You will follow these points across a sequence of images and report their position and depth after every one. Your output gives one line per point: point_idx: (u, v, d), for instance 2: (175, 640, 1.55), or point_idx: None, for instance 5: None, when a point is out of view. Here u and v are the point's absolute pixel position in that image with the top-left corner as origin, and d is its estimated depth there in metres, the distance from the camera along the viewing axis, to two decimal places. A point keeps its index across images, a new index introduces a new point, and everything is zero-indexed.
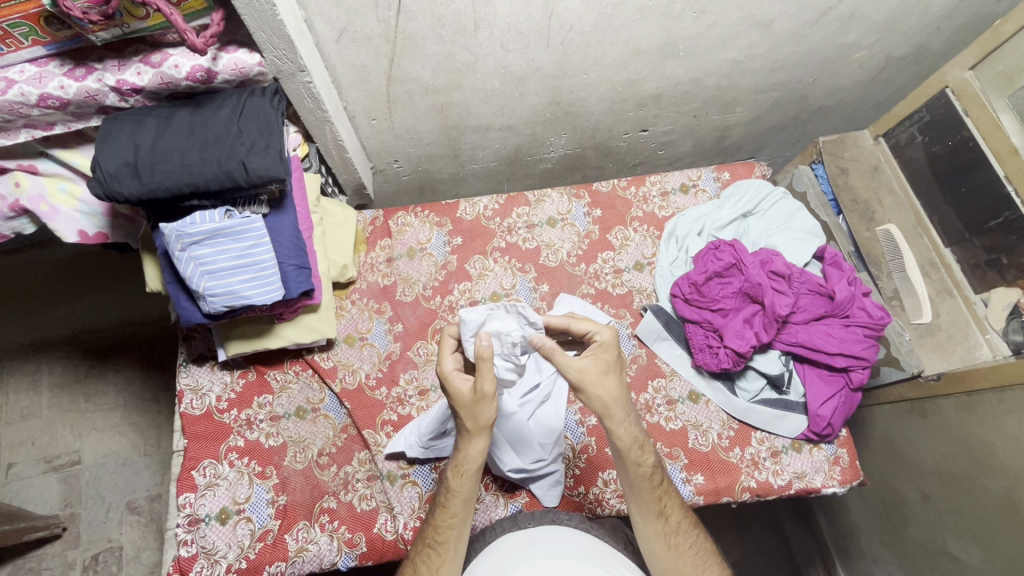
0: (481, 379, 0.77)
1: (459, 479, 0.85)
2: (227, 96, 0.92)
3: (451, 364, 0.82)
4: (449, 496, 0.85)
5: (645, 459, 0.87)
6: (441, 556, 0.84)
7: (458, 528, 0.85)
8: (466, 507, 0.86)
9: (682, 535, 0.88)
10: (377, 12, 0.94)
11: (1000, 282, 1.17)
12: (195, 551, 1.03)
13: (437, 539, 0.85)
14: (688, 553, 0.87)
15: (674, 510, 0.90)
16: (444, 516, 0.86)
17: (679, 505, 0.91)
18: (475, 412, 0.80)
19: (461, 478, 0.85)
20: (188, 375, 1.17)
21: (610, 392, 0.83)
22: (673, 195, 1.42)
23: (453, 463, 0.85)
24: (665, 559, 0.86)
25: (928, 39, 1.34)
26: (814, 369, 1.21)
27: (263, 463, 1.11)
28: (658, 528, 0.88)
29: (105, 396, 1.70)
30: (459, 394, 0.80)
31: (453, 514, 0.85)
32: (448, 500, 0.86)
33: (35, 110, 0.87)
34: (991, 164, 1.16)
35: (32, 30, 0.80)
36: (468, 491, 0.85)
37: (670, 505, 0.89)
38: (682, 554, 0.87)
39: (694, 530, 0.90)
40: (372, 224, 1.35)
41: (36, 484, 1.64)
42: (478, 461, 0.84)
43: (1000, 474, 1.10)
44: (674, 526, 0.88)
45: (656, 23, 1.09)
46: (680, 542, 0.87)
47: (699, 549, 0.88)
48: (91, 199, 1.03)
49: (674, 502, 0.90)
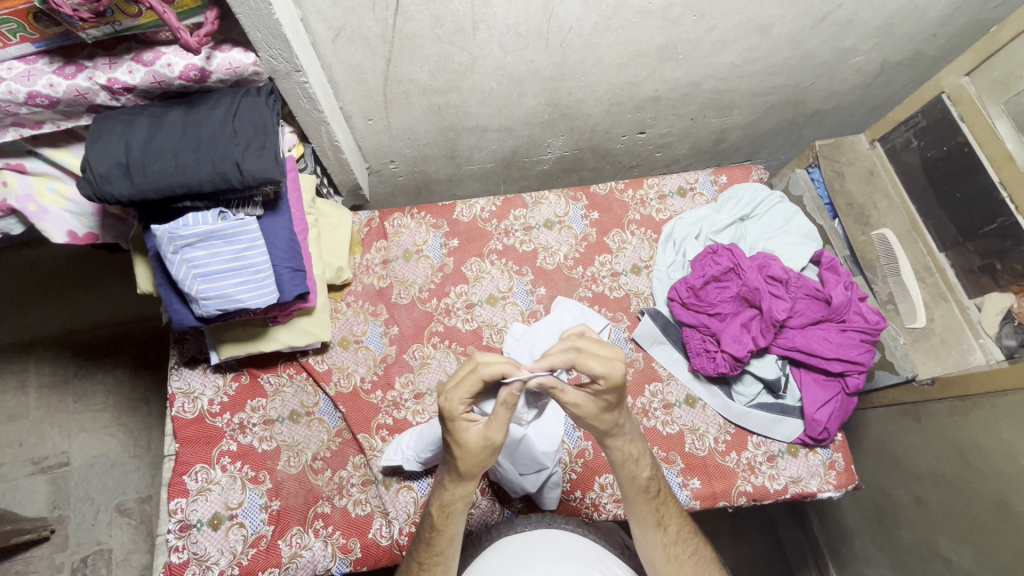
0: (494, 424, 0.74)
1: (444, 520, 0.80)
2: (221, 96, 0.91)
3: (461, 404, 0.72)
4: (436, 537, 0.80)
5: (640, 470, 0.83)
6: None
7: (444, 566, 0.81)
8: (452, 543, 0.81)
9: (683, 545, 0.84)
10: (375, 12, 0.93)
11: (994, 287, 1.19)
12: (186, 557, 1.01)
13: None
14: (689, 562, 0.84)
15: (673, 520, 0.86)
16: (430, 552, 0.80)
17: (678, 513, 0.87)
18: (472, 459, 0.75)
19: (447, 520, 0.80)
20: (180, 378, 1.15)
21: (609, 421, 0.78)
22: (670, 198, 1.42)
23: (440, 502, 0.80)
24: (665, 569, 0.83)
25: (925, 44, 1.34)
26: (810, 373, 1.21)
27: (256, 467, 1.10)
28: (658, 539, 0.84)
29: (94, 397, 1.68)
30: (462, 441, 0.73)
31: (438, 553, 0.80)
32: (432, 537, 0.81)
33: (23, 108, 0.86)
34: (985, 169, 1.16)
35: (20, 27, 0.77)
36: (455, 530, 0.81)
37: (668, 515, 0.85)
38: (684, 564, 0.83)
39: (694, 538, 0.87)
40: (367, 225, 1.34)
41: (23, 486, 1.61)
42: (461, 501, 0.80)
43: (991, 477, 1.11)
44: (674, 536, 0.85)
45: (656, 25, 1.09)
46: (680, 552, 0.84)
47: (699, 557, 0.85)
48: (81, 199, 1.01)
49: (674, 510, 0.86)
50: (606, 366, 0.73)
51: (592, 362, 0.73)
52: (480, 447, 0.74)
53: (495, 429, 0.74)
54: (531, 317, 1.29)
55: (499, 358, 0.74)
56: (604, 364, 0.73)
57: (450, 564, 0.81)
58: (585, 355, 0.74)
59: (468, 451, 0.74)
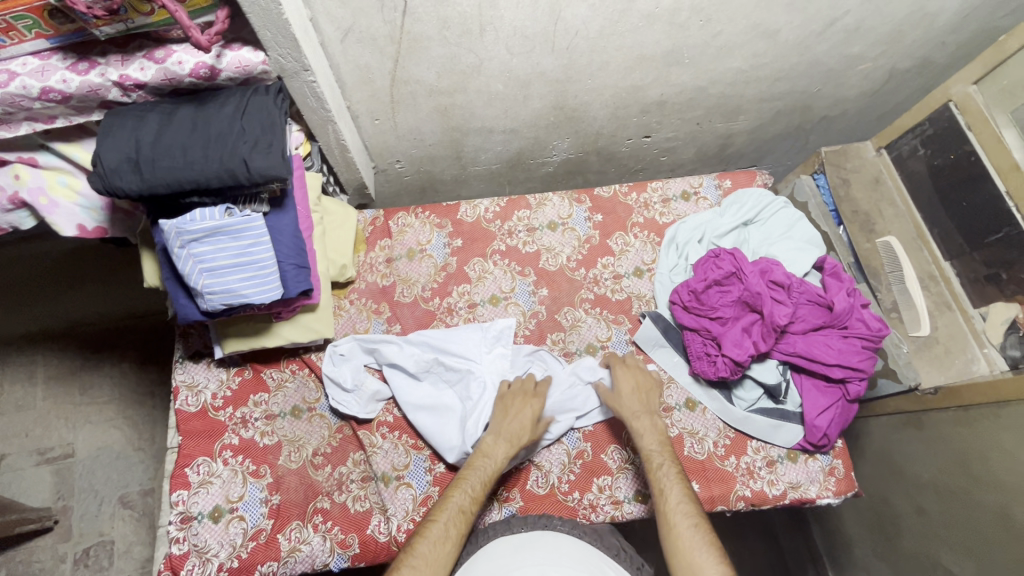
0: (529, 399, 1.12)
1: (481, 462, 1.02)
2: (230, 93, 0.92)
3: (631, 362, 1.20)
4: (464, 471, 1.00)
5: (647, 445, 1.06)
6: (429, 526, 0.90)
7: (455, 501, 0.94)
8: (474, 478, 0.99)
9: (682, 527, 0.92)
10: (383, 13, 0.94)
11: (1000, 296, 1.17)
12: (187, 549, 1.03)
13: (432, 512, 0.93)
14: (681, 534, 0.91)
15: (674, 495, 0.97)
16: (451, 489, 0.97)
17: (683, 498, 0.96)
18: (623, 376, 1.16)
19: (480, 463, 1.01)
20: (185, 371, 1.17)
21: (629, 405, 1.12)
22: (674, 202, 1.42)
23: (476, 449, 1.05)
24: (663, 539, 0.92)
25: (933, 52, 1.34)
26: (812, 380, 1.21)
27: (257, 461, 1.11)
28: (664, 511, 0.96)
29: (99, 389, 1.70)
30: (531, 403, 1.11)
31: (459, 486, 0.97)
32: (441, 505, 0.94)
33: (36, 103, 0.87)
34: (992, 178, 1.16)
35: (35, 23, 0.79)
36: (481, 468, 1.01)
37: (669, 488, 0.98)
38: (675, 532, 0.92)
39: (694, 527, 0.92)
40: (372, 224, 1.35)
41: (28, 476, 1.63)
42: (495, 444, 1.04)
43: (991, 486, 1.11)
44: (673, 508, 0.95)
45: (663, 30, 1.09)
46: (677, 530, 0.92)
47: (697, 536, 0.90)
48: (91, 193, 1.03)
49: (678, 487, 0.98)
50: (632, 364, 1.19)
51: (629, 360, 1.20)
52: (531, 414, 1.09)
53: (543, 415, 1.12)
54: (566, 356, 1.26)
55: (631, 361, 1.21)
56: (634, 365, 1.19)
57: (452, 503, 0.94)
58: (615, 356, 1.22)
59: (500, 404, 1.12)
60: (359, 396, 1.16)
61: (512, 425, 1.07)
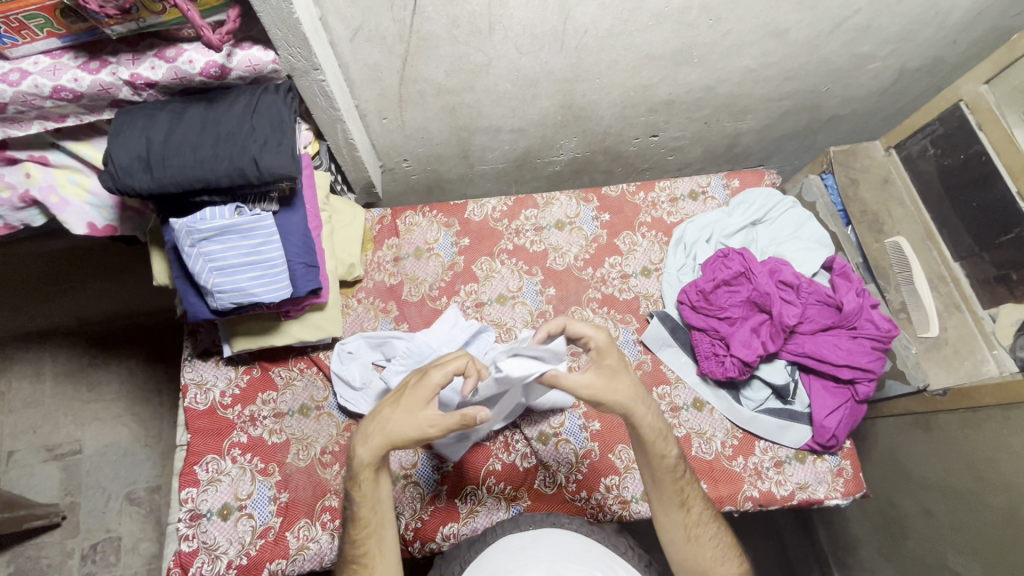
0: (416, 395, 0.84)
1: (365, 478, 0.85)
2: (240, 92, 0.92)
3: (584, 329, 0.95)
4: (357, 488, 0.85)
5: (665, 449, 0.93)
6: (366, 568, 0.85)
7: (377, 538, 0.86)
8: (377, 513, 0.86)
9: (702, 527, 0.93)
10: (393, 12, 0.94)
11: (1008, 298, 1.16)
12: (196, 546, 1.04)
13: (357, 553, 0.85)
14: (708, 544, 0.92)
15: (696, 504, 0.94)
16: (360, 529, 0.86)
17: (701, 499, 0.96)
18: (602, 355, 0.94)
19: (366, 479, 0.85)
20: (194, 369, 1.17)
21: (622, 393, 0.91)
22: (682, 201, 1.42)
23: (352, 475, 0.86)
24: (685, 549, 0.92)
25: (944, 51, 1.33)
26: (820, 380, 1.21)
27: (266, 459, 1.11)
28: (680, 518, 0.93)
29: (107, 386, 1.71)
30: (412, 407, 0.83)
31: (371, 496, 0.85)
32: (357, 514, 0.86)
33: (48, 102, 0.87)
34: (1003, 178, 1.15)
35: (48, 22, 0.80)
36: (376, 498, 0.86)
37: (690, 496, 0.94)
38: (702, 544, 0.92)
39: (714, 523, 0.95)
40: (379, 223, 1.35)
41: (36, 472, 1.64)
42: (376, 470, 0.85)
43: (998, 487, 1.11)
44: (695, 518, 0.93)
45: (672, 29, 1.09)
46: (699, 534, 0.93)
47: (718, 542, 0.93)
48: (101, 191, 1.03)
49: (697, 494, 0.95)
50: (592, 329, 0.96)
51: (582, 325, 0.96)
52: (415, 428, 0.82)
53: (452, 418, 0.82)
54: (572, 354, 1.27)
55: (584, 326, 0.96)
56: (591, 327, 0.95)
57: (386, 537, 0.86)
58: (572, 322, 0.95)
59: (390, 396, 0.86)
60: (368, 394, 1.17)
61: (396, 428, 0.82)
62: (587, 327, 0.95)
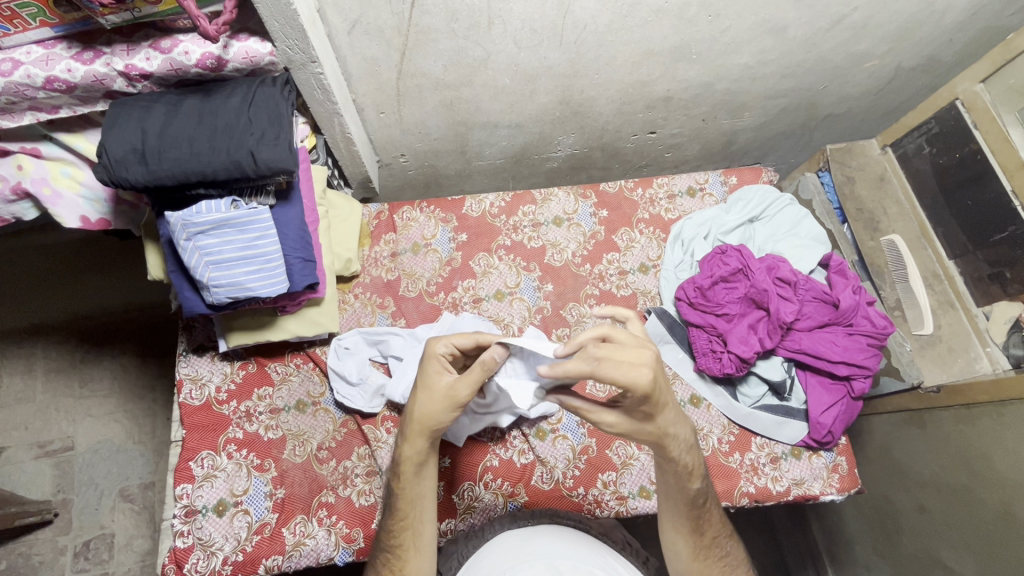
0: (428, 369, 0.76)
1: (406, 468, 0.80)
2: (238, 84, 0.91)
3: (622, 377, 0.68)
4: (400, 482, 0.82)
5: (691, 482, 0.84)
6: (400, 559, 0.81)
7: (413, 531, 0.81)
8: (416, 506, 0.81)
9: (715, 548, 0.87)
10: (391, 4, 0.93)
11: (1002, 296, 1.17)
12: (191, 542, 1.03)
13: (392, 544, 0.81)
14: (716, 564, 0.87)
15: (712, 526, 0.87)
16: (396, 521, 0.81)
17: (718, 520, 0.88)
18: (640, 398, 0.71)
19: (410, 470, 0.80)
20: (189, 365, 1.16)
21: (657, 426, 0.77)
22: (680, 198, 1.42)
23: (394, 468, 0.82)
24: (691, 566, 0.86)
25: (940, 50, 1.34)
26: (816, 377, 1.22)
27: (262, 455, 1.11)
28: (691, 540, 0.86)
29: (100, 383, 1.69)
30: (432, 383, 0.76)
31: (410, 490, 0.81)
32: (398, 503, 0.82)
33: (40, 92, 0.86)
34: (997, 176, 1.15)
35: (40, 12, 0.78)
36: (416, 491, 0.81)
37: (709, 522, 0.87)
38: (710, 565, 0.86)
39: (729, 540, 0.89)
40: (377, 218, 1.34)
41: (27, 469, 1.62)
42: (418, 459, 0.79)
43: (993, 484, 1.11)
44: (708, 541, 0.87)
45: (671, 25, 1.09)
46: (710, 555, 0.86)
47: (729, 562, 0.88)
48: (94, 183, 1.02)
49: (714, 517, 0.88)
50: (631, 373, 0.68)
51: (617, 372, 0.68)
52: (444, 401, 0.75)
53: (472, 372, 0.74)
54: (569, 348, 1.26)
55: (620, 372, 0.68)
56: (629, 373, 0.68)
57: (422, 529, 0.82)
58: (606, 364, 0.68)
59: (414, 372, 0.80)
60: (365, 390, 1.16)
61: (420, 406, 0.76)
62: (623, 375, 0.68)
